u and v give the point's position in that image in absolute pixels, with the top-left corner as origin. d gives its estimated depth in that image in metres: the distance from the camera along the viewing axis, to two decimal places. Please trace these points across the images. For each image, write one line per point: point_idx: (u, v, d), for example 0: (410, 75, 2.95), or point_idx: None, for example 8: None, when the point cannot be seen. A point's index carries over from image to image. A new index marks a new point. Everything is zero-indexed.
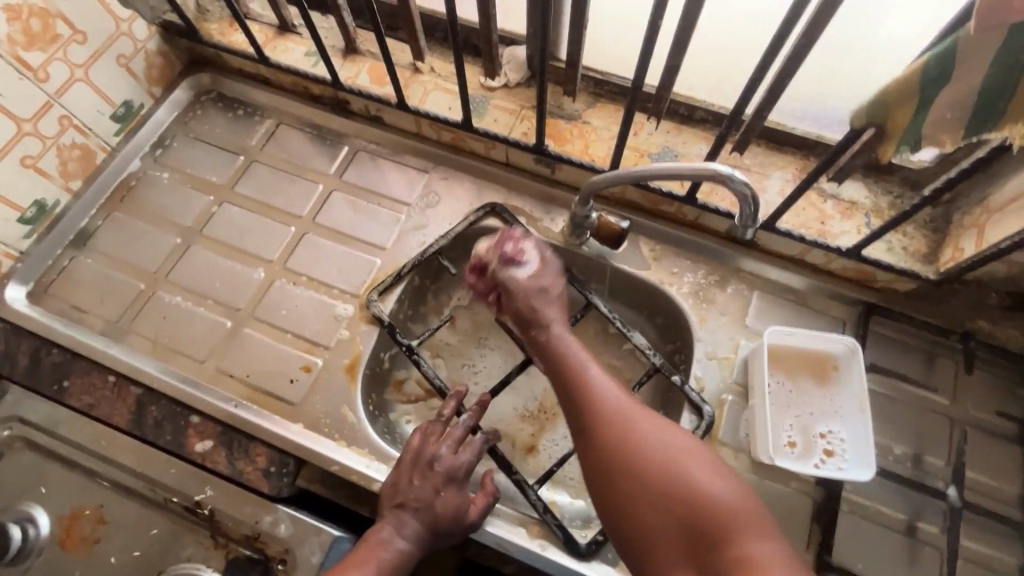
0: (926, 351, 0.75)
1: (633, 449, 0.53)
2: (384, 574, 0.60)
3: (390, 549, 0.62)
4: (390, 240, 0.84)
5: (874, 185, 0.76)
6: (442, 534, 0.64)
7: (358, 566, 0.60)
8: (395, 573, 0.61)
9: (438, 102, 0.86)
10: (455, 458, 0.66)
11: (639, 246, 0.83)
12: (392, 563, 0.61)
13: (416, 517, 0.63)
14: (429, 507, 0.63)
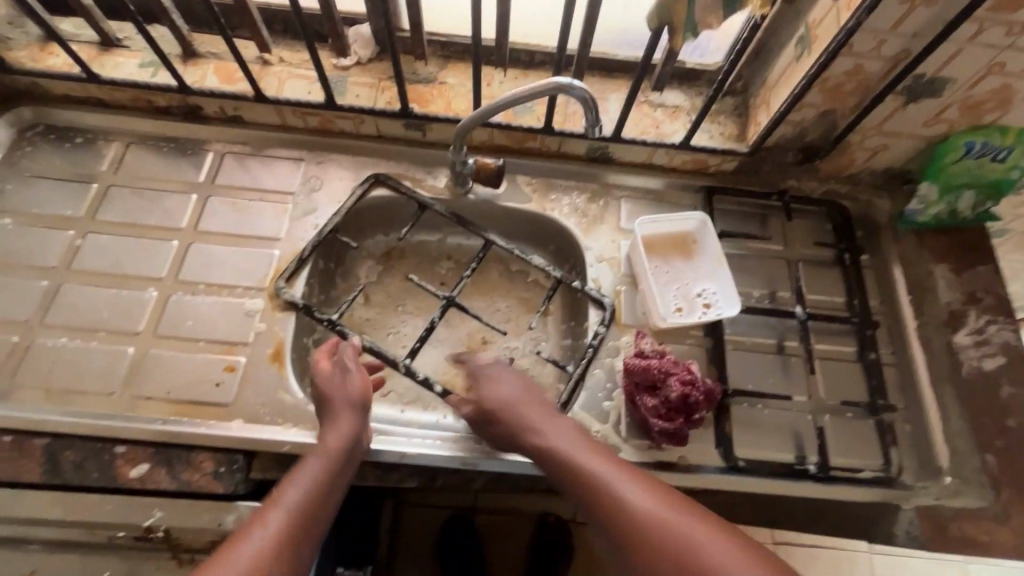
0: (758, 214, 0.93)
1: (620, 521, 0.55)
2: (304, 508, 0.58)
3: (305, 484, 0.60)
4: (283, 229, 0.85)
5: (687, 90, 0.92)
6: (346, 466, 0.64)
7: (272, 509, 0.57)
8: (316, 509, 0.59)
9: (296, 88, 0.87)
10: (351, 386, 0.69)
11: (518, 184, 0.92)
12: (312, 500, 0.59)
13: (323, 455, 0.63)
14: (333, 441, 0.65)
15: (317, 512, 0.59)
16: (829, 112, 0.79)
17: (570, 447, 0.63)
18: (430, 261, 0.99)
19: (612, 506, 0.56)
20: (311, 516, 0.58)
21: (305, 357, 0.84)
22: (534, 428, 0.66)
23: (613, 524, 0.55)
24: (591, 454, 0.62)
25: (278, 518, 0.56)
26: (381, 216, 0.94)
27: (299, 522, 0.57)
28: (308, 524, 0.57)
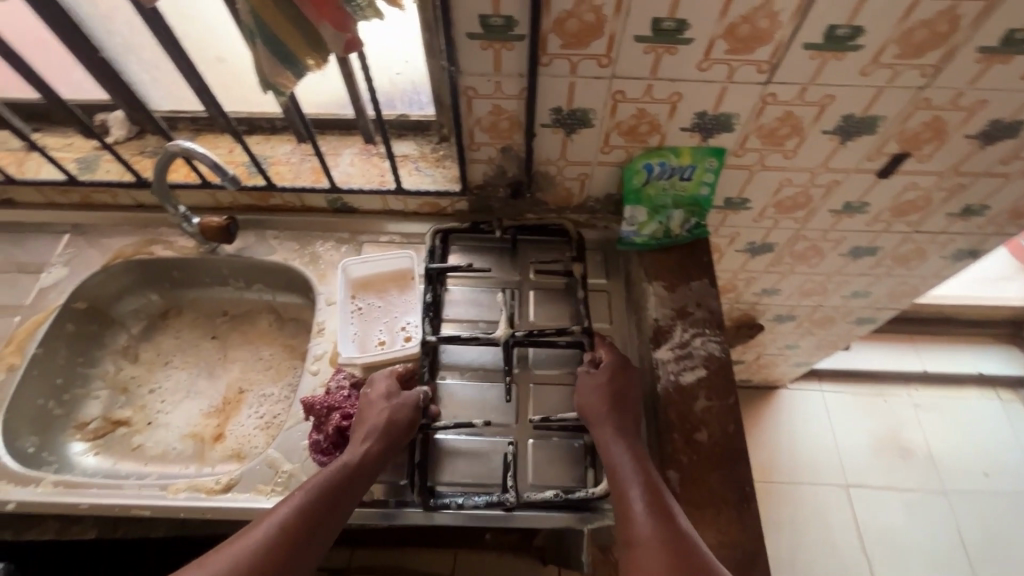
0: (494, 248, 0.97)
1: (626, 482, 0.67)
2: (267, 542, 0.59)
3: (293, 504, 0.63)
4: (31, 296, 0.92)
5: (416, 139, 0.98)
6: (342, 492, 0.66)
7: (270, 518, 0.62)
8: (272, 552, 0.59)
9: (52, 169, 0.97)
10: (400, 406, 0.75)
11: (265, 238, 0.98)
12: (288, 521, 0.61)
13: (325, 475, 0.66)
14: (330, 471, 0.67)
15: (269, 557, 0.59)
16: (506, 147, 0.84)
17: (604, 375, 0.78)
18: (203, 316, 1.04)
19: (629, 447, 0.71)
20: (305, 519, 0.62)
21: (45, 418, 0.88)
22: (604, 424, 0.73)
23: (616, 476, 0.68)
24: (624, 377, 0.78)
25: (256, 538, 0.60)
26: (142, 277, 1.00)
27: (261, 556, 0.59)
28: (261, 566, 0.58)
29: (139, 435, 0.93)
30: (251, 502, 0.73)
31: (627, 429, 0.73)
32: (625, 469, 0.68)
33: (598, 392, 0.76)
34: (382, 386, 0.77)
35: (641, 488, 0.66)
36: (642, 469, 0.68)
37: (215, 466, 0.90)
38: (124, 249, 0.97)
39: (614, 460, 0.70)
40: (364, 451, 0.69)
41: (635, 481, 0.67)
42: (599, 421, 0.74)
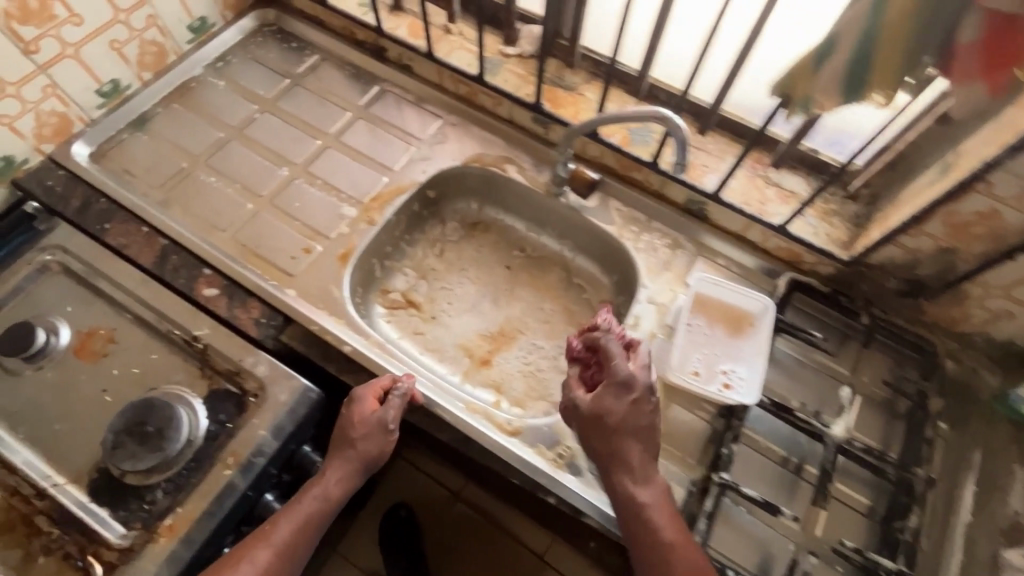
0: (838, 329, 0.86)
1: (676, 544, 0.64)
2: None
3: (255, 560, 0.65)
4: (400, 163, 0.98)
5: (812, 179, 0.88)
6: (328, 517, 0.72)
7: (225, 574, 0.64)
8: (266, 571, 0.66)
9: (460, 58, 1.00)
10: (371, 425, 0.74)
11: (608, 206, 0.96)
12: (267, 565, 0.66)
13: (292, 513, 0.70)
14: (296, 515, 0.70)
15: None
16: (951, 249, 0.72)
17: (622, 447, 0.68)
18: (505, 243, 1.06)
19: (657, 529, 0.65)
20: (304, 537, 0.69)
21: (369, 275, 0.96)
22: (632, 473, 0.68)
23: (644, 542, 0.65)
24: (631, 457, 0.68)
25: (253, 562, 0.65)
26: (480, 187, 1.03)
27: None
28: None
29: (423, 325, 0.98)
30: (531, 459, 0.75)
31: (632, 505, 0.67)
32: (655, 542, 0.65)
33: (608, 453, 0.69)
34: (365, 404, 0.74)
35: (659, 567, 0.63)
36: (666, 551, 0.64)
37: (476, 388, 0.93)
38: (483, 156, 1.00)
39: (636, 528, 0.66)
40: (334, 481, 0.72)
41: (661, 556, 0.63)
42: (629, 476, 0.68)
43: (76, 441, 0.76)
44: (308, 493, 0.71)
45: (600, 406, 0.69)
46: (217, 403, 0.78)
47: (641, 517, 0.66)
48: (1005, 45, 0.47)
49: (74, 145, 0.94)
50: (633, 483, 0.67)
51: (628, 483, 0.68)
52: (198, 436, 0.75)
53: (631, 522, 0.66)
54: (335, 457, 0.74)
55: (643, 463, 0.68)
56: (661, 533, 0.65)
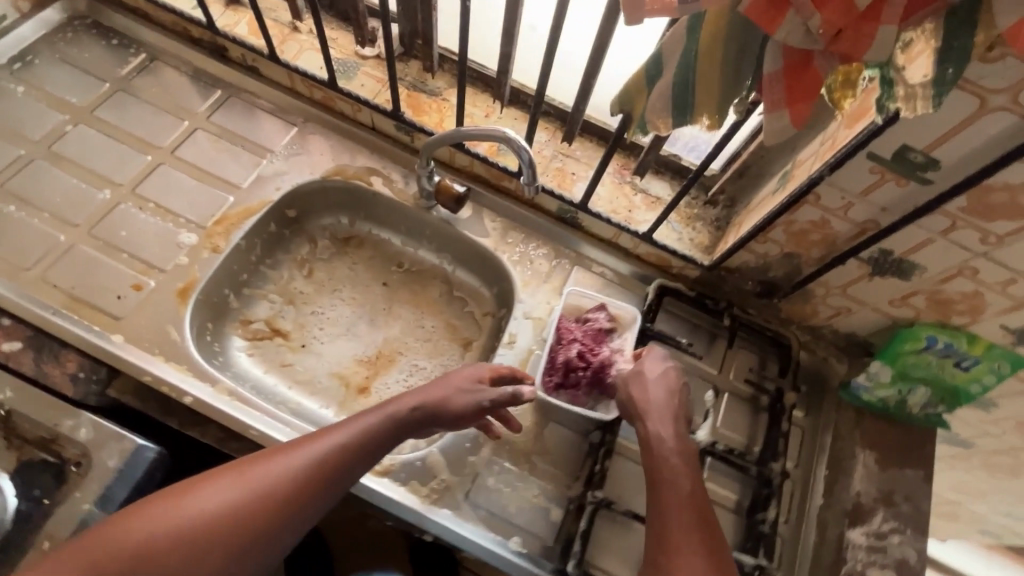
0: (707, 330, 0.89)
1: (672, 491, 0.63)
2: (231, 505, 0.56)
3: (259, 476, 0.59)
4: (248, 181, 0.88)
5: (675, 183, 0.90)
6: (360, 459, 0.63)
7: (185, 501, 0.56)
8: (220, 515, 0.56)
9: (310, 60, 0.93)
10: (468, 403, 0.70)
11: (481, 217, 0.92)
12: (256, 496, 0.57)
13: (334, 436, 0.63)
14: (332, 442, 0.62)
15: (250, 510, 0.57)
16: (794, 254, 0.75)
17: (659, 400, 0.71)
18: (382, 258, 0.99)
19: (682, 474, 0.65)
20: (303, 476, 0.59)
21: (221, 307, 0.87)
22: (645, 416, 0.70)
23: (660, 488, 0.64)
24: (670, 407, 0.71)
25: (217, 501, 0.56)
26: (347, 200, 0.96)
27: (205, 525, 0.55)
28: (207, 537, 0.55)
29: (291, 356, 0.90)
30: (404, 499, 0.72)
31: (652, 454, 0.67)
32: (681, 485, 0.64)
33: (639, 408, 0.71)
34: (460, 376, 0.72)
35: (681, 507, 0.62)
36: (693, 491, 0.64)
37: None
38: (345, 168, 0.93)
39: (661, 468, 0.65)
40: (364, 426, 0.64)
41: (683, 498, 0.63)
42: (657, 425, 0.69)
43: None
44: (346, 425, 0.64)
45: (654, 368, 0.74)
46: (30, 478, 0.67)
47: (665, 463, 0.66)
48: (797, 84, 0.46)
49: None
50: (664, 431, 0.68)
51: (643, 424, 0.70)
52: (5, 522, 0.63)
53: (653, 471, 0.66)
54: (415, 396, 0.69)
55: (672, 416, 0.70)
56: (684, 477, 0.65)
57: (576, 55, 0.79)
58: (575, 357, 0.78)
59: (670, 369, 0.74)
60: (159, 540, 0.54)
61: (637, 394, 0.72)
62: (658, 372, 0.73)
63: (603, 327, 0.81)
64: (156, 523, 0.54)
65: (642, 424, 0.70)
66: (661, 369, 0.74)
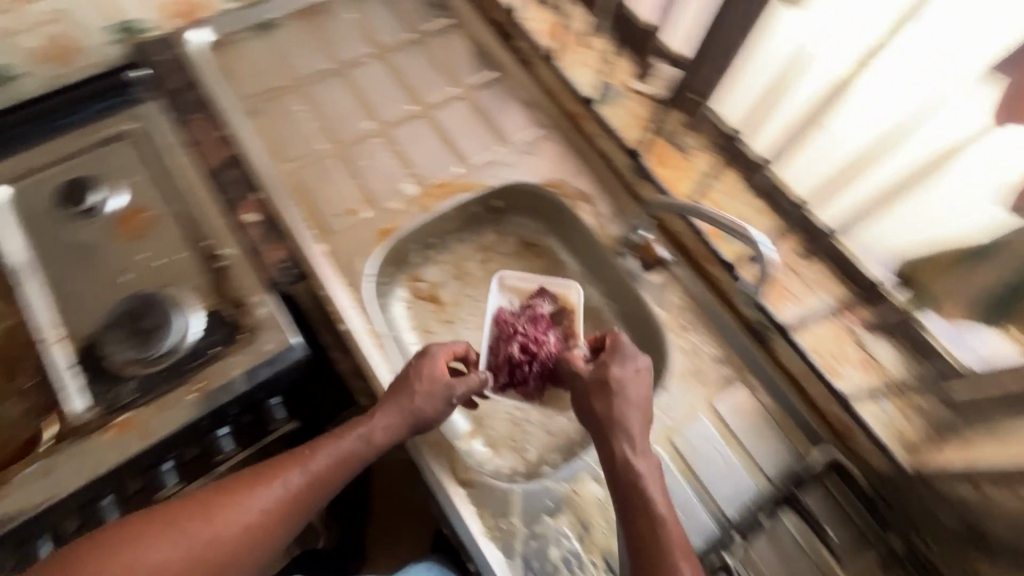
0: (864, 537, 0.73)
1: (666, 531, 0.62)
2: (258, 505, 0.65)
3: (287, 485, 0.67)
4: (476, 159, 0.94)
5: (907, 355, 0.78)
6: (351, 464, 0.70)
7: (219, 503, 0.65)
8: (260, 512, 0.65)
9: (583, 76, 0.96)
10: (437, 374, 0.74)
11: (668, 288, 0.86)
12: (287, 496, 0.67)
13: (336, 445, 0.70)
14: (347, 450, 0.70)
15: (285, 507, 0.66)
16: None
17: (630, 420, 0.69)
18: (552, 275, 0.94)
19: (641, 508, 0.63)
20: (325, 482, 0.69)
21: (405, 256, 0.94)
22: (631, 439, 0.67)
23: (622, 516, 0.64)
24: (638, 424, 0.69)
25: (248, 502, 0.65)
26: (548, 212, 0.95)
27: (244, 519, 0.65)
28: (261, 524, 0.65)
29: (436, 327, 0.94)
30: (470, 520, 0.75)
31: (620, 475, 0.66)
32: (649, 528, 0.62)
33: (598, 422, 0.70)
34: (437, 372, 0.74)
35: (642, 548, 0.61)
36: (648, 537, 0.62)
37: (454, 414, 0.86)
38: (562, 183, 0.93)
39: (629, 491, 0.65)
40: (353, 439, 0.71)
41: (639, 535, 0.62)
42: (625, 446, 0.67)
43: (83, 307, 0.79)
44: (335, 434, 0.72)
45: (603, 369, 0.71)
46: (212, 325, 0.79)
47: (635, 491, 0.64)
48: None
49: (197, 30, 0.96)
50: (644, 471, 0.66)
51: (627, 448, 0.67)
52: (183, 349, 0.77)
53: (619, 493, 0.66)
54: (394, 412, 0.72)
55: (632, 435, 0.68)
56: (661, 520, 0.62)
57: (851, 201, 0.79)
58: (517, 352, 0.81)
59: (638, 388, 0.71)
60: (217, 544, 0.63)
61: (621, 409, 0.69)
62: (631, 388, 0.70)
63: (545, 312, 0.85)
64: (196, 522, 0.63)
65: (593, 424, 0.70)
66: (631, 382, 0.71)
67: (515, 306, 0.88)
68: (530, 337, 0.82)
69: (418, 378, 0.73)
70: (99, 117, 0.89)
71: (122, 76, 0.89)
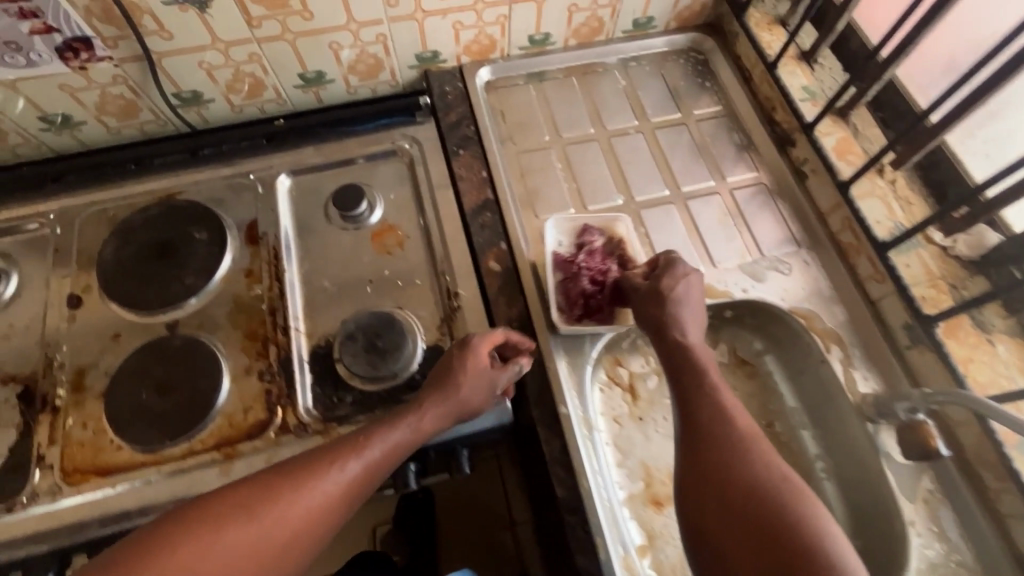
0: None
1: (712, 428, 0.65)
2: (309, 510, 0.59)
3: (347, 466, 0.63)
4: (725, 266, 0.87)
5: None
6: (399, 456, 0.66)
7: (260, 513, 0.57)
8: (314, 516, 0.59)
9: (872, 208, 0.84)
10: (479, 364, 0.71)
11: (921, 477, 0.74)
12: (338, 498, 0.61)
13: (398, 431, 0.67)
14: (408, 432, 0.67)
15: (338, 505, 0.61)
16: None
17: (705, 362, 0.71)
18: (760, 404, 0.88)
19: (720, 447, 0.63)
20: (374, 476, 0.64)
21: (618, 341, 0.90)
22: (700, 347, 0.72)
23: (700, 451, 0.63)
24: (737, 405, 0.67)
25: (300, 507, 0.59)
26: (781, 337, 0.89)
27: (300, 524, 0.59)
28: (315, 528, 0.60)
29: (627, 421, 0.88)
30: None
31: (704, 416, 0.66)
32: (732, 467, 0.61)
33: (682, 351, 0.72)
34: (475, 365, 0.71)
35: (725, 481, 0.60)
36: (752, 488, 0.59)
37: (631, 521, 0.82)
38: (815, 318, 0.83)
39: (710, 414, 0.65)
40: (394, 429, 0.66)
41: (733, 479, 0.60)
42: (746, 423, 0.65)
43: (326, 306, 0.84)
44: (371, 429, 0.66)
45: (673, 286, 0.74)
46: (433, 360, 0.80)
47: (731, 446, 0.63)
48: None
49: (483, 68, 1.01)
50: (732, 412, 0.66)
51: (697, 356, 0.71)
52: (404, 377, 0.79)
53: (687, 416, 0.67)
54: (455, 406, 0.69)
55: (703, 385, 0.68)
56: (760, 469, 0.61)
57: None
58: (586, 286, 0.82)
59: (693, 293, 0.75)
60: (285, 525, 0.58)
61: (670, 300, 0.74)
62: (689, 297, 0.75)
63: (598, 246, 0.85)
64: (240, 536, 0.56)
65: (671, 361, 0.72)
66: (685, 286, 0.75)
67: (568, 246, 0.86)
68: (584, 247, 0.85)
69: (461, 360, 0.71)
70: (381, 131, 0.97)
71: (418, 100, 0.98)
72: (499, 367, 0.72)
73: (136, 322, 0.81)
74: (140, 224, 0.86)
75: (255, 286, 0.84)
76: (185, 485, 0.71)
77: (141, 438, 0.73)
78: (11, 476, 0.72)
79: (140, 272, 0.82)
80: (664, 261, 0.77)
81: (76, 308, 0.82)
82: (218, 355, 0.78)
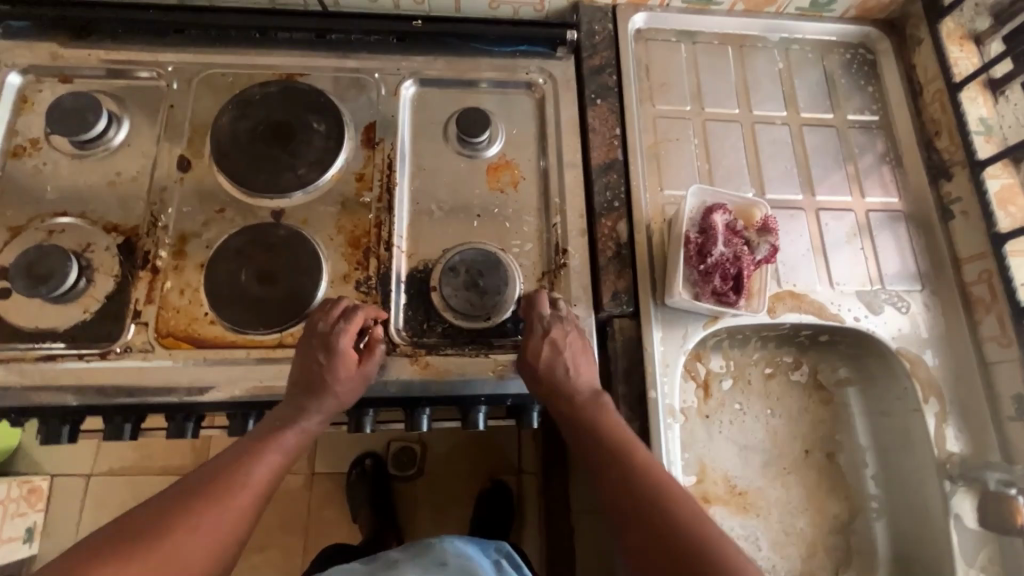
0: None
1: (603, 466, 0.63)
2: (231, 507, 0.60)
3: (223, 506, 0.59)
4: (844, 288, 0.83)
5: None
6: (292, 452, 0.67)
7: (182, 531, 0.56)
8: (237, 512, 0.60)
9: (1021, 268, 0.79)
10: (345, 367, 0.69)
11: (985, 546, 0.74)
12: (255, 490, 0.62)
13: (269, 457, 0.65)
14: (280, 454, 0.66)
15: (258, 493, 0.63)
16: None
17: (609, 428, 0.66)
18: (829, 433, 0.88)
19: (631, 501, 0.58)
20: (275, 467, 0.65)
21: (705, 338, 0.86)
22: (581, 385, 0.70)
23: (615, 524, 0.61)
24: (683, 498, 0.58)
25: (221, 513, 0.59)
26: (872, 373, 0.87)
27: (226, 527, 0.59)
28: (244, 519, 0.61)
29: (694, 416, 0.86)
30: None
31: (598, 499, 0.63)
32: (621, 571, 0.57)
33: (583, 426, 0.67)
34: (343, 362, 0.69)
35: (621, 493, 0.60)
36: (690, 555, 0.53)
37: None
38: (921, 365, 0.80)
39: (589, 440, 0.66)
40: (283, 433, 0.67)
41: (693, 543, 0.54)
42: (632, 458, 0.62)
43: (430, 229, 0.81)
44: (261, 434, 0.67)
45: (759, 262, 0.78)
46: None
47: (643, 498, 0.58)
48: None
49: (639, 13, 0.93)
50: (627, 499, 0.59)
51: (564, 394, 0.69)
52: (496, 321, 0.77)
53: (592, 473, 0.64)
54: (332, 404, 0.69)
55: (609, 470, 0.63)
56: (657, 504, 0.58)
57: None
58: (716, 245, 0.76)
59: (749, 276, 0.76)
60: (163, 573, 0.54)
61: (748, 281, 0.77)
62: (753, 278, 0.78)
63: (732, 224, 0.78)
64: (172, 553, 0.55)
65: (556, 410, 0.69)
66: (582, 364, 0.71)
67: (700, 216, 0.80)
68: (727, 222, 0.78)
69: (328, 354, 0.68)
70: (517, 58, 0.90)
71: (564, 33, 0.88)
72: (366, 358, 0.71)
73: (243, 201, 0.79)
74: (259, 100, 0.82)
75: (364, 193, 0.81)
76: (271, 374, 0.72)
77: (235, 319, 0.73)
78: (106, 324, 0.73)
79: (254, 151, 0.80)
80: (767, 253, 0.77)
81: (184, 172, 0.80)
82: (320, 255, 0.77)
